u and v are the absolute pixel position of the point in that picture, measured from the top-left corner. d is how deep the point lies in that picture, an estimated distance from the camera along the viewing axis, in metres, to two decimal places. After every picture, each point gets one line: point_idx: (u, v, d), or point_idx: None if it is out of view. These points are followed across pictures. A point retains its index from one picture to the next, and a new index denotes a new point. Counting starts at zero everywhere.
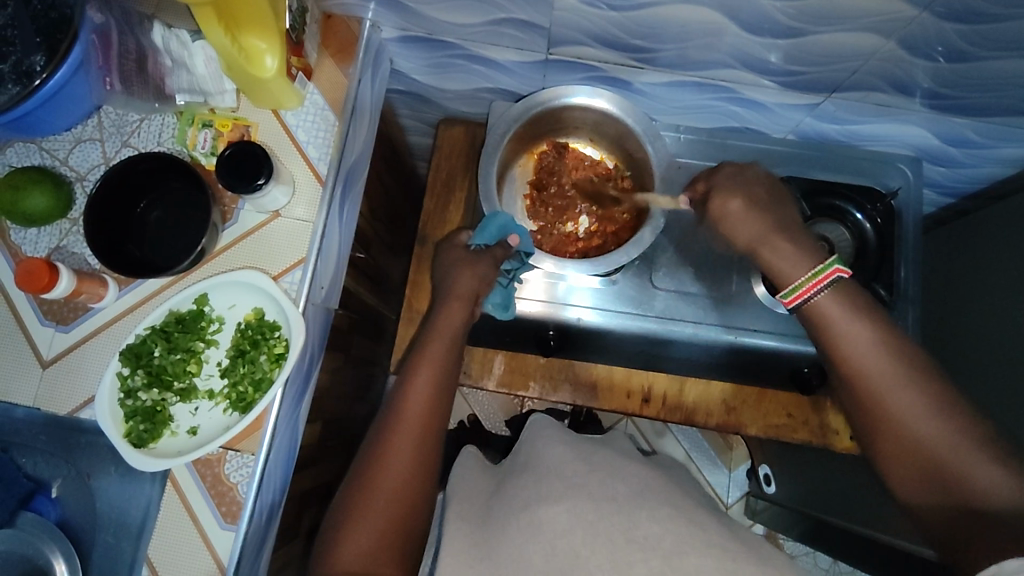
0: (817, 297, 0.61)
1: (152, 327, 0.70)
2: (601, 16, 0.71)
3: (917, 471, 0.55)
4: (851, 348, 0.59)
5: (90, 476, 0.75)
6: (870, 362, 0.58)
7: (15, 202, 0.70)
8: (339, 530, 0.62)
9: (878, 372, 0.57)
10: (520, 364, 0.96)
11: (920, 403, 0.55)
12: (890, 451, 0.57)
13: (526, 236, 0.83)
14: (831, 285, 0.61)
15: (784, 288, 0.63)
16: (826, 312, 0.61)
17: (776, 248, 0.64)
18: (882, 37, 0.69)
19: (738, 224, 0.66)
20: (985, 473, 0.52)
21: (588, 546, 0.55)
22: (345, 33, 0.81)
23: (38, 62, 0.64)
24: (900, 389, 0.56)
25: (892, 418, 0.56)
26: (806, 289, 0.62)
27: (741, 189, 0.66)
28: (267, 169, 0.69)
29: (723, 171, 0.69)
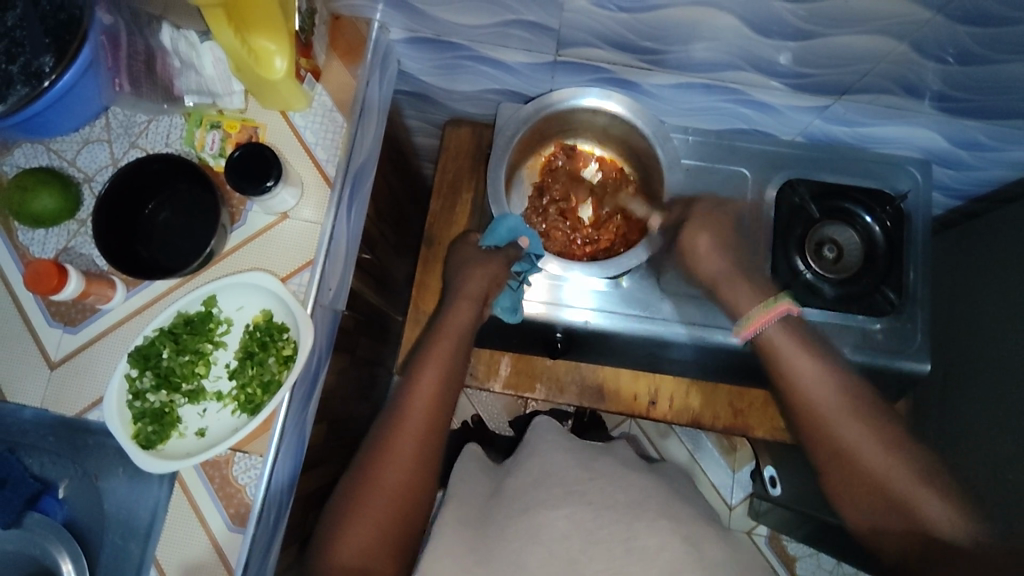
0: (767, 328, 0.73)
1: (160, 329, 0.70)
2: (611, 18, 0.71)
3: (863, 494, 0.65)
4: (804, 384, 0.69)
5: (98, 477, 0.75)
6: (821, 400, 0.68)
7: (24, 204, 0.70)
8: (339, 528, 0.62)
9: (828, 409, 0.67)
10: (527, 365, 0.98)
11: (864, 434, 0.65)
12: (841, 476, 0.66)
13: (536, 238, 0.81)
14: (780, 317, 0.73)
15: (740, 320, 0.75)
16: (781, 351, 0.71)
17: (735, 284, 0.77)
18: (893, 40, 0.69)
19: (706, 257, 0.78)
20: (927, 500, 0.62)
21: (586, 552, 0.57)
22: (352, 34, 0.80)
23: (46, 63, 0.63)
24: (848, 422, 0.66)
25: (842, 446, 0.66)
26: (758, 320, 0.73)
27: (710, 228, 0.79)
28: (276, 171, 0.69)
29: (697, 209, 0.80)
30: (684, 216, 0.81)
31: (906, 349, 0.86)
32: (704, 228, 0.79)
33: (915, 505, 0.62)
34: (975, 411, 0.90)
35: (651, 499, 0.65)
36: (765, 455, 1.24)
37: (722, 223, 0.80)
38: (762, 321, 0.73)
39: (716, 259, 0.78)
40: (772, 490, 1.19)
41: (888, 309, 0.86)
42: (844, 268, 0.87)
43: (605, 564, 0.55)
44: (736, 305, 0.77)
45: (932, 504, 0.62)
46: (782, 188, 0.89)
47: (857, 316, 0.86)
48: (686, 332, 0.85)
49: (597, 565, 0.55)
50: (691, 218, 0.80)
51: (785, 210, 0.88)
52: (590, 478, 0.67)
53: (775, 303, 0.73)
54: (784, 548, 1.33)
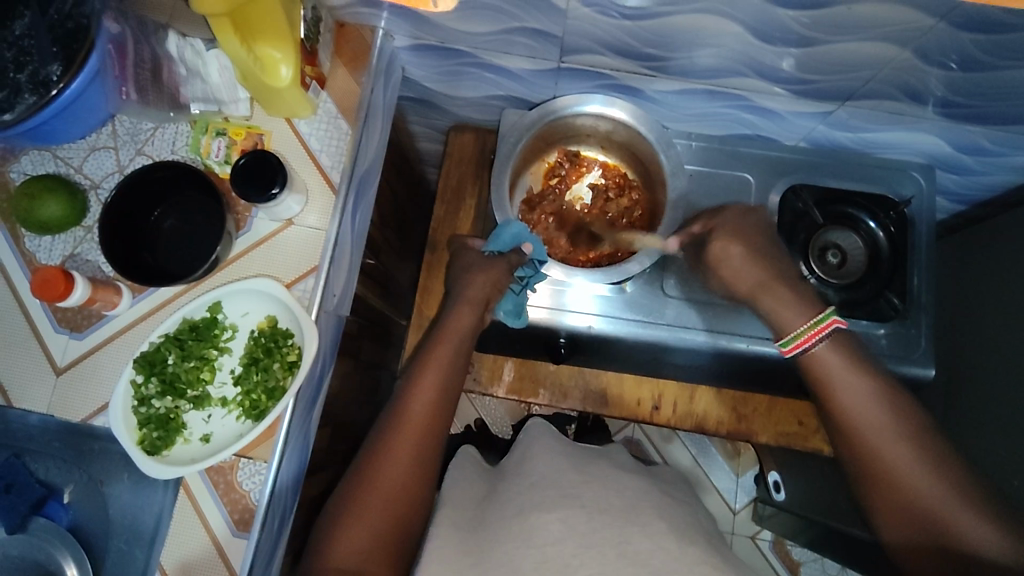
0: (817, 347, 0.69)
1: (165, 335, 0.70)
2: (613, 25, 0.71)
3: (904, 515, 0.62)
4: (846, 396, 0.67)
5: (103, 483, 0.75)
6: (863, 412, 0.66)
7: (31, 211, 0.70)
8: (334, 528, 0.62)
9: (869, 422, 0.65)
10: (530, 371, 0.98)
11: (909, 451, 0.63)
12: (881, 495, 0.63)
13: (539, 244, 0.82)
14: (829, 336, 0.69)
15: (785, 337, 0.72)
16: (825, 362, 0.69)
17: (776, 295, 0.73)
18: (897, 46, 0.69)
19: (739, 267, 0.75)
20: (967, 522, 0.59)
21: (578, 556, 0.55)
22: (357, 42, 0.81)
23: (55, 72, 0.64)
24: (891, 438, 0.64)
25: (883, 464, 0.63)
26: (806, 338, 0.70)
27: (741, 237, 0.76)
28: (281, 177, 0.69)
29: (727, 216, 0.78)
30: (713, 225, 0.77)
31: (910, 355, 0.86)
32: (736, 238, 0.75)
33: (962, 530, 0.59)
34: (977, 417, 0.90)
35: (651, 505, 0.65)
36: (769, 460, 1.24)
37: (755, 232, 0.77)
38: (812, 338, 0.70)
39: (752, 271, 0.74)
40: (775, 495, 1.19)
41: (892, 315, 0.86)
42: (849, 273, 0.87)
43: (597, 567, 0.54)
44: (779, 319, 0.73)
45: (980, 530, 0.58)
46: (785, 194, 0.89)
47: (862, 321, 0.86)
48: (706, 338, 0.85)
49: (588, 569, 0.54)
50: (722, 226, 0.76)
51: (789, 217, 0.88)
52: (585, 481, 0.67)
53: (824, 319, 0.69)
54: (788, 554, 1.33)
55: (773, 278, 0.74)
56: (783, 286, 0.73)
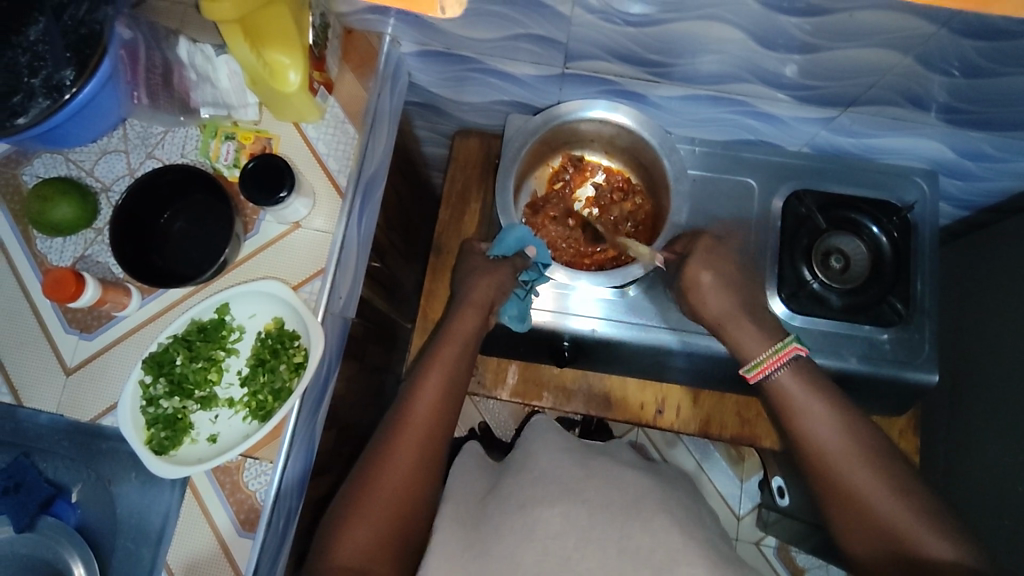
0: (776, 372, 0.73)
1: (174, 336, 0.71)
2: (618, 31, 0.72)
3: (871, 534, 0.64)
4: (805, 419, 0.70)
5: (111, 482, 0.76)
6: (819, 431, 0.69)
7: (43, 213, 0.72)
8: (340, 527, 0.62)
9: (826, 439, 0.68)
10: (534, 374, 0.99)
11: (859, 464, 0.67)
12: (845, 515, 0.66)
13: (543, 248, 0.82)
14: (788, 362, 0.72)
15: (748, 364, 0.75)
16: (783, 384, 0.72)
17: (740, 326, 0.76)
18: (899, 54, 0.69)
19: (711, 294, 0.77)
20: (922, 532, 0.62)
21: (580, 550, 0.58)
22: (365, 47, 0.82)
23: (67, 76, 0.65)
24: (851, 458, 0.67)
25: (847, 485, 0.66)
26: (766, 364, 0.73)
27: (715, 266, 0.78)
28: (289, 181, 0.70)
29: (704, 244, 0.79)
30: (688, 250, 0.80)
31: (914, 360, 0.86)
32: (709, 267, 0.77)
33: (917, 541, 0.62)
34: (986, 425, 0.90)
35: (654, 502, 0.65)
36: (773, 466, 1.24)
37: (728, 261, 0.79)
38: (772, 365, 0.73)
39: (721, 300, 0.76)
40: (779, 501, 1.19)
41: (895, 320, 0.86)
42: (852, 278, 0.87)
43: (597, 563, 0.57)
44: (742, 348, 0.76)
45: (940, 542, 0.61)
46: (788, 199, 0.89)
47: (864, 326, 0.86)
48: (688, 340, 0.85)
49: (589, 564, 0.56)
50: (697, 254, 0.78)
51: (791, 221, 0.88)
52: (587, 476, 0.67)
53: (783, 347, 0.72)
54: (792, 559, 1.32)
55: (741, 311, 0.76)
56: (748, 318, 0.76)
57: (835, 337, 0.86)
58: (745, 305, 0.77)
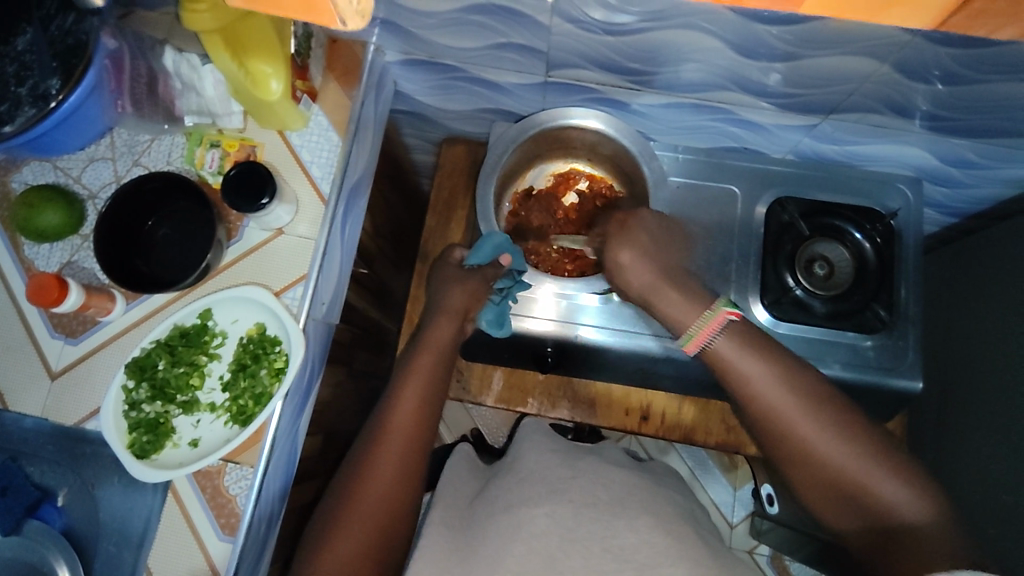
0: (711, 342, 0.69)
1: (157, 341, 0.72)
2: (598, 41, 0.73)
3: (833, 494, 0.63)
4: (752, 385, 0.66)
5: (95, 486, 0.76)
6: (772, 396, 0.65)
7: (30, 220, 0.73)
8: (323, 540, 0.61)
9: (780, 404, 0.64)
10: (519, 380, 1.00)
11: (816, 425, 0.63)
12: (805, 475, 0.64)
13: (519, 255, 0.83)
14: (721, 329, 0.69)
15: (683, 336, 0.71)
16: (725, 355, 0.68)
17: (665, 297, 0.73)
18: (876, 61, 0.70)
19: (632, 271, 0.75)
20: (884, 484, 0.61)
21: (564, 549, 0.57)
22: (349, 56, 0.83)
23: (53, 85, 0.66)
24: (809, 421, 0.63)
25: (805, 448, 0.63)
26: (700, 335, 0.70)
27: (628, 241, 0.76)
28: (271, 188, 0.71)
29: (616, 225, 0.78)
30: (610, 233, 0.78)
31: (899, 366, 0.86)
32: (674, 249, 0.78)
33: (881, 495, 0.61)
34: (971, 431, 0.90)
35: (639, 503, 0.65)
36: (762, 474, 1.23)
37: (646, 231, 0.77)
38: (704, 335, 0.69)
39: (642, 274, 0.75)
40: (770, 509, 1.18)
41: (879, 327, 0.86)
42: (836, 284, 0.87)
43: (583, 562, 0.55)
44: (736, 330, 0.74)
45: (911, 503, 0.60)
46: (772, 206, 0.90)
47: (849, 333, 0.86)
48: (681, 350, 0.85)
49: (573, 564, 0.55)
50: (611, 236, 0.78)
51: (774, 227, 0.89)
52: (573, 477, 0.67)
53: (714, 314, 0.69)
54: (785, 568, 1.32)
55: None
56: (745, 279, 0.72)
57: (820, 345, 0.86)
58: (666, 272, 0.75)
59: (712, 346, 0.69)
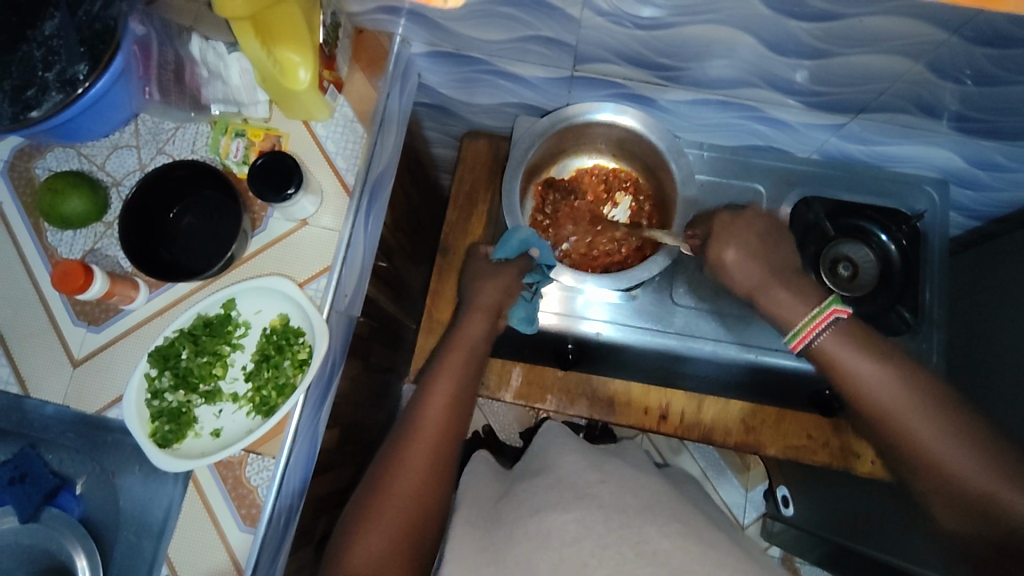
0: (817, 337, 0.66)
1: (180, 330, 0.72)
2: (627, 34, 0.72)
3: (943, 500, 0.59)
4: (857, 378, 0.63)
5: (115, 474, 0.77)
6: (877, 388, 0.62)
7: (54, 207, 0.72)
8: (351, 535, 0.61)
9: (886, 395, 0.61)
10: (538, 377, 0.94)
11: (926, 418, 0.60)
12: (912, 471, 0.61)
13: (548, 250, 0.83)
14: (831, 326, 0.65)
15: (788, 333, 0.68)
16: (831, 349, 0.65)
17: (773, 296, 0.69)
18: (909, 60, 0.69)
19: (739, 271, 0.70)
20: (1001, 489, 0.56)
21: (597, 557, 0.56)
22: (375, 47, 0.82)
23: (81, 71, 0.65)
24: (924, 421, 0.60)
25: (918, 447, 0.60)
26: (806, 332, 0.66)
27: (734, 239, 0.71)
28: (298, 178, 0.70)
29: (717, 221, 0.73)
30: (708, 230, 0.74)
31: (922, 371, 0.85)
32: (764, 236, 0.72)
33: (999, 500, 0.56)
34: None
35: (663, 505, 0.65)
36: (778, 475, 1.26)
37: (748, 228, 0.72)
38: (812, 331, 0.66)
39: (750, 271, 0.70)
40: (784, 511, 1.21)
41: (905, 330, 0.85)
42: (858, 287, 0.88)
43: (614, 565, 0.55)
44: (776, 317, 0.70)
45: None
46: (798, 206, 0.90)
47: None
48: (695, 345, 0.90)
49: (606, 568, 0.54)
50: (711, 233, 0.73)
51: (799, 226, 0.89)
52: (602, 482, 0.67)
53: (821, 310, 0.66)
54: (797, 570, 1.31)
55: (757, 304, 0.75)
56: (781, 285, 0.69)
57: None
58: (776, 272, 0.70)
59: (819, 343, 0.66)
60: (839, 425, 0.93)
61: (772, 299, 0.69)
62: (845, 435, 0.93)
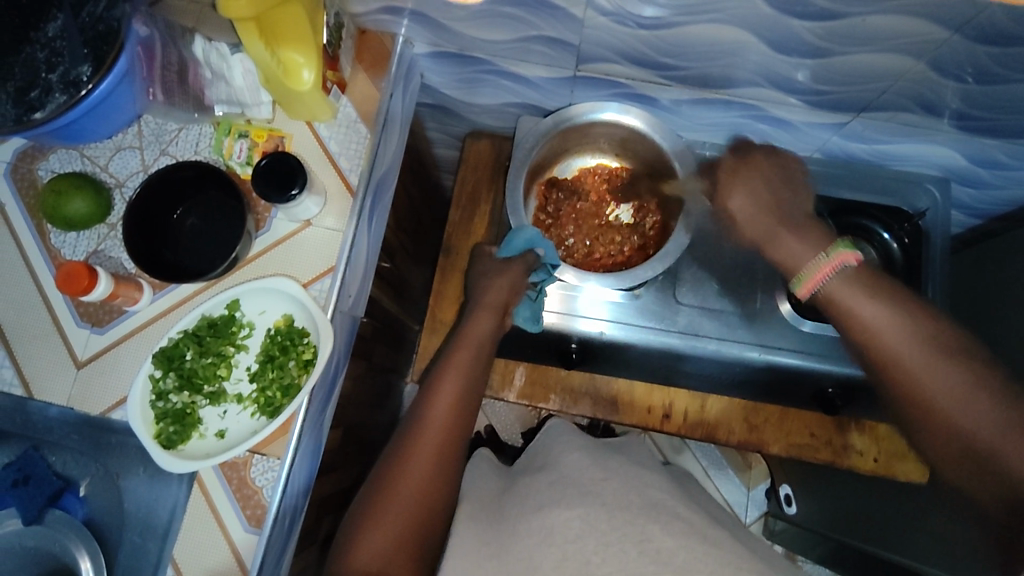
0: (824, 284, 0.60)
1: (184, 331, 0.71)
2: (630, 34, 0.72)
3: (960, 461, 0.55)
4: (871, 329, 0.58)
5: (119, 476, 0.77)
6: (891, 339, 0.57)
7: (57, 208, 0.72)
8: (355, 532, 0.61)
9: (901, 348, 0.56)
10: (541, 376, 0.98)
11: (945, 374, 0.55)
12: (927, 430, 0.56)
13: (553, 249, 0.83)
14: (841, 272, 0.60)
15: (792, 280, 0.63)
16: (841, 299, 0.60)
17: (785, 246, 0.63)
18: (911, 59, 0.69)
19: (748, 219, 0.64)
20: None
21: (599, 554, 0.56)
22: (378, 48, 0.83)
23: (84, 72, 0.65)
24: (943, 376, 0.55)
25: (934, 404, 0.55)
26: (811, 279, 0.61)
27: (744, 185, 0.65)
28: (301, 179, 0.70)
29: (724, 167, 0.67)
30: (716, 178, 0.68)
31: None
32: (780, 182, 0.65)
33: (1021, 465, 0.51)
34: None
35: (667, 503, 0.65)
36: (780, 474, 1.26)
37: (762, 172, 0.65)
38: (818, 279, 0.60)
39: (760, 220, 0.63)
40: (786, 509, 1.21)
41: None
42: None
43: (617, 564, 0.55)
44: None
45: None
46: None
47: None
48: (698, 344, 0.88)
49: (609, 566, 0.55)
50: (718, 182, 0.67)
51: None
52: (605, 479, 0.67)
53: (829, 256, 0.60)
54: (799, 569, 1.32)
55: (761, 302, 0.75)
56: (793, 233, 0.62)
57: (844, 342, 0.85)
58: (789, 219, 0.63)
59: (827, 290, 0.60)
60: (841, 424, 0.95)
61: (783, 252, 0.63)
62: (847, 434, 0.94)
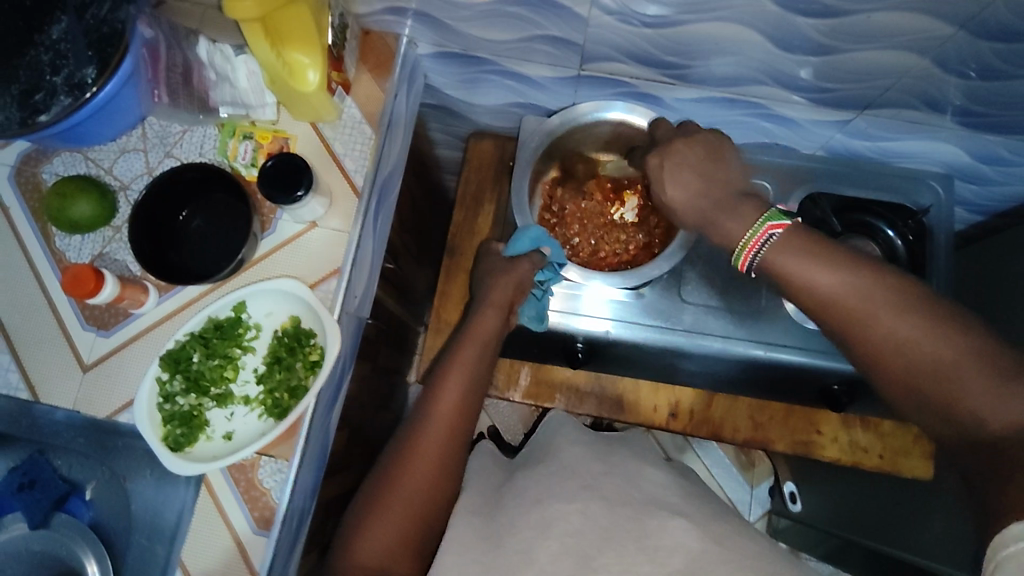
0: (765, 255, 0.62)
1: (190, 334, 0.71)
2: (634, 33, 0.72)
3: (915, 403, 0.56)
4: (821, 286, 0.59)
5: (126, 479, 0.77)
6: (842, 294, 0.58)
7: (62, 210, 0.72)
8: (358, 527, 0.62)
9: (851, 301, 0.58)
10: (546, 376, 0.98)
11: (894, 320, 0.56)
12: (884, 376, 0.58)
13: (559, 248, 0.83)
14: (768, 244, 0.61)
15: (731, 256, 0.65)
16: (790, 261, 0.60)
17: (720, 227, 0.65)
18: (915, 55, 0.69)
19: (686, 203, 0.67)
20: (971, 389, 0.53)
21: (598, 547, 0.57)
22: (381, 49, 0.82)
23: (88, 74, 0.64)
24: (892, 321, 0.56)
25: (885, 350, 0.56)
26: (745, 255, 0.63)
27: (673, 173, 0.68)
28: (307, 181, 0.70)
29: (656, 154, 0.70)
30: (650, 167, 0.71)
31: None
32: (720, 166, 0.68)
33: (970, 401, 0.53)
34: None
35: (673, 499, 0.65)
36: (785, 471, 1.26)
37: (689, 157, 0.67)
38: (751, 253, 0.62)
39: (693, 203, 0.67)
40: (791, 506, 1.21)
41: None
42: None
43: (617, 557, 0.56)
44: None
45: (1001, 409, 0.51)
46: (805, 202, 0.89)
47: None
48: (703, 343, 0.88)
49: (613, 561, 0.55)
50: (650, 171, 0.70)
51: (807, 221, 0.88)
52: (606, 475, 0.67)
53: (756, 230, 0.62)
54: None
55: None
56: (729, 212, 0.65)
57: None
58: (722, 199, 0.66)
59: (762, 262, 0.62)
60: (846, 420, 0.95)
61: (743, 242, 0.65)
62: (852, 430, 0.95)
